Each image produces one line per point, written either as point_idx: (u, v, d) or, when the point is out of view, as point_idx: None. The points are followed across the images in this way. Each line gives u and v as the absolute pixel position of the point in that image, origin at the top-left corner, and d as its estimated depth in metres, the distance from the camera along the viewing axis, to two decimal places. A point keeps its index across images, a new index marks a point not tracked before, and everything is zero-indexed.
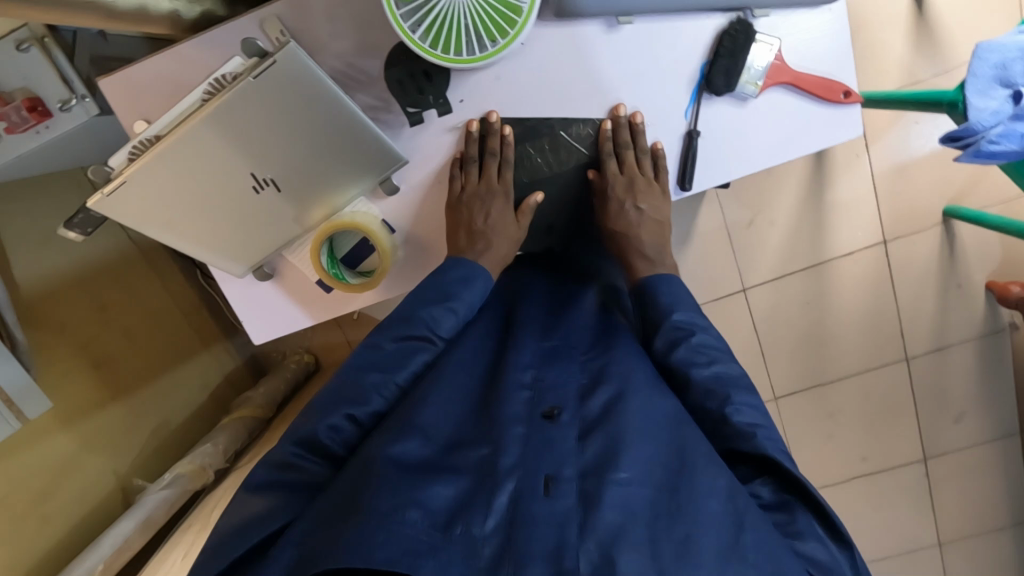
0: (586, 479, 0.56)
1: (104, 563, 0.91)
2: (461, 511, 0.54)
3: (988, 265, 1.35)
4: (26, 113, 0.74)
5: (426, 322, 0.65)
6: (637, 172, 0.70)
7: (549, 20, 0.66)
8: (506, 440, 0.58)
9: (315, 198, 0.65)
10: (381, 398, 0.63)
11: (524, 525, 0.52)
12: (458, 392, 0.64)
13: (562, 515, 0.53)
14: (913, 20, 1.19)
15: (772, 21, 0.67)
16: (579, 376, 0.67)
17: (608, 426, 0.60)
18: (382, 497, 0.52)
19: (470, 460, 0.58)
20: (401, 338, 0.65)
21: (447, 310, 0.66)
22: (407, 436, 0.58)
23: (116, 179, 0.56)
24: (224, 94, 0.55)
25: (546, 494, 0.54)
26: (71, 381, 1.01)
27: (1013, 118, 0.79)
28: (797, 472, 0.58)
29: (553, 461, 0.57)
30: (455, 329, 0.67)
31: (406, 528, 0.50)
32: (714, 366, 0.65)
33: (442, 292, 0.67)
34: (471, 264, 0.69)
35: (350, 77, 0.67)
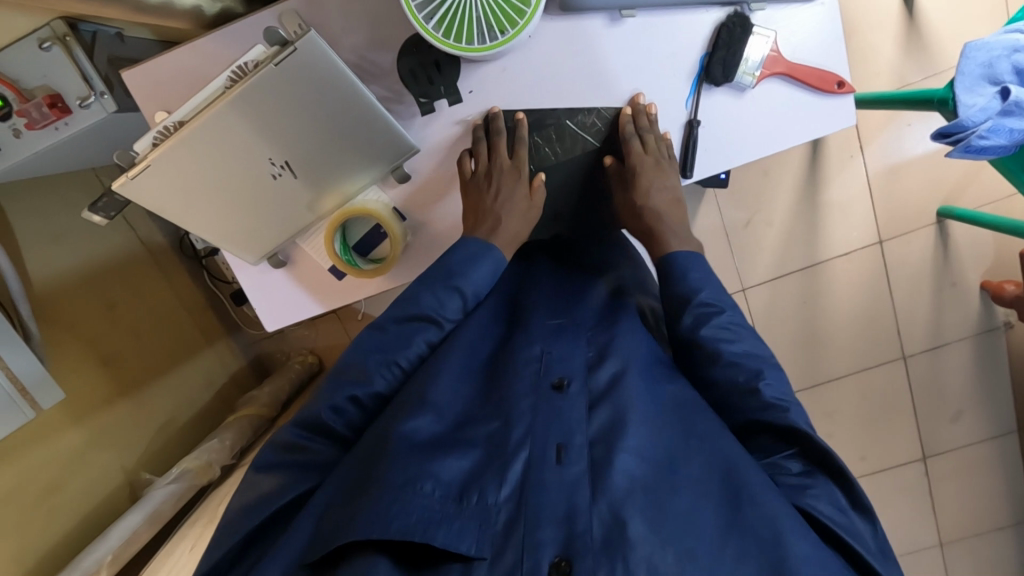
0: (596, 446, 0.59)
1: (112, 555, 0.91)
2: (474, 482, 0.57)
3: (981, 264, 1.38)
4: (47, 110, 0.76)
5: (431, 304, 0.66)
6: (655, 153, 0.71)
7: (556, 15, 0.69)
8: (516, 413, 0.61)
9: (329, 184, 0.67)
10: (383, 377, 0.64)
11: (536, 492, 0.55)
12: (465, 366, 0.67)
13: (572, 483, 0.56)
14: (904, 25, 1.23)
15: (767, 16, 0.70)
16: (585, 348, 0.68)
17: (615, 398, 0.62)
18: (397, 468, 0.55)
19: (481, 434, 0.61)
20: (407, 318, 0.66)
21: (452, 290, 0.67)
22: (420, 412, 0.60)
23: (141, 163, 0.58)
24: (251, 78, 0.57)
25: (557, 462, 0.57)
26: (82, 377, 1.02)
27: (1001, 113, 0.82)
28: (824, 444, 0.59)
29: (563, 430, 0.59)
30: (461, 310, 0.68)
31: (420, 497, 0.54)
32: (740, 345, 0.65)
33: (446, 272, 0.67)
34: (482, 244, 0.69)
35: (363, 69, 0.69)
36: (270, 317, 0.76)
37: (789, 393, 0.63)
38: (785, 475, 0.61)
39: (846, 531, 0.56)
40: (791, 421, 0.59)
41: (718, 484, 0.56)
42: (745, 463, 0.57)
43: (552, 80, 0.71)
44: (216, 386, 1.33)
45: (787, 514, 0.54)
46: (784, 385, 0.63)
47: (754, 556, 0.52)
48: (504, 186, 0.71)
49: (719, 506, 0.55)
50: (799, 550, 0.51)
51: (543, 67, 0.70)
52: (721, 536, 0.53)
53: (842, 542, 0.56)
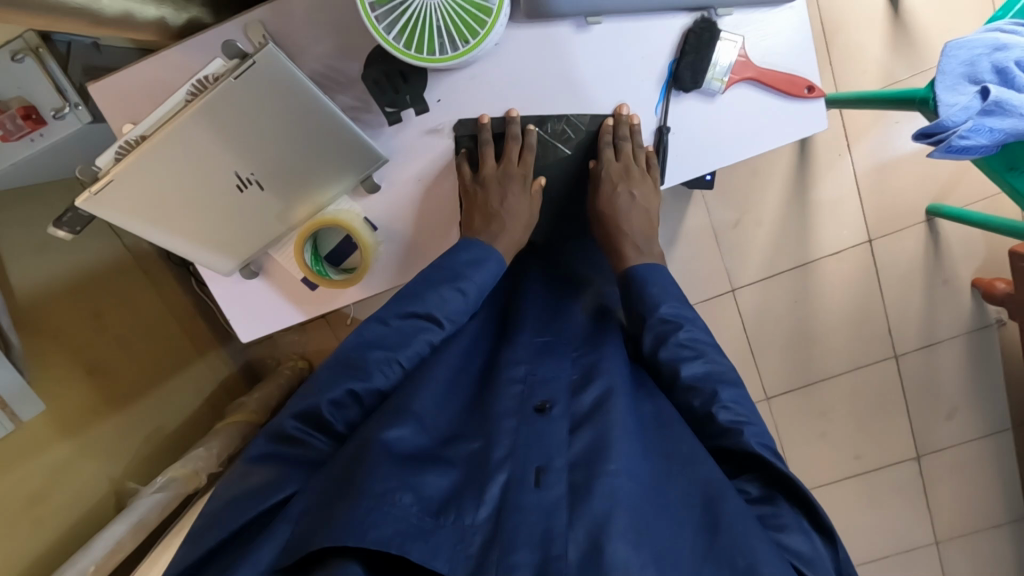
0: (575, 470, 0.58)
1: (95, 565, 0.91)
2: (453, 501, 0.56)
3: (972, 261, 1.37)
4: (21, 122, 0.75)
5: (432, 303, 0.66)
6: (632, 162, 0.71)
7: (522, 22, 0.69)
8: (498, 433, 0.60)
9: (299, 197, 0.67)
10: (384, 376, 0.63)
11: (513, 514, 0.54)
12: (444, 384, 0.66)
13: (550, 505, 0.55)
14: (889, 22, 1.22)
15: (735, 20, 0.70)
16: (570, 370, 0.68)
17: (599, 421, 0.61)
18: (380, 475, 0.53)
19: (461, 453, 0.61)
20: (408, 316, 0.65)
21: (456, 291, 0.67)
22: (402, 422, 0.59)
23: (104, 178, 0.58)
24: (208, 94, 0.57)
25: (536, 485, 0.56)
26: (67, 387, 1.02)
27: (982, 113, 0.81)
28: (783, 469, 0.59)
29: (543, 453, 0.58)
30: (462, 311, 0.68)
31: (398, 509, 0.52)
32: (698, 363, 0.66)
33: (451, 272, 0.67)
34: (484, 247, 0.70)
35: (330, 78, 0.69)
36: (245, 327, 0.76)
37: (751, 411, 0.64)
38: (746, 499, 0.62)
39: (809, 561, 0.56)
40: (745, 441, 0.60)
41: (698, 511, 0.56)
42: (724, 493, 0.57)
43: (521, 88, 0.70)
44: (205, 396, 1.33)
45: (763, 543, 0.53)
46: (744, 406, 0.64)
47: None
48: (511, 191, 0.72)
49: (695, 536, 0.55)
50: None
51: (512, 74, 0.70)
52: (697, 565, 0.53)
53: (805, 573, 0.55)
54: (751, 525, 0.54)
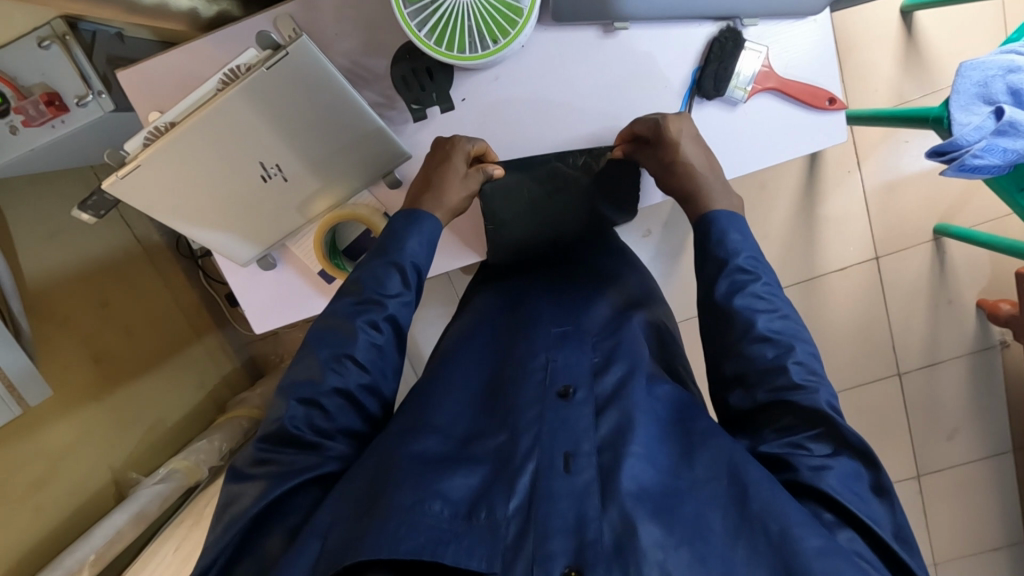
0: (603, 453, 0.57)
1: (95, 554, 0.90)
2: (483, 499, 0.55)
3: (977, 282, 1.38)
4: (43, 108, 0.76)
5: (373, 285, 0.62)
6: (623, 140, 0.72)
7: (549, 25, 0.69)
8: (521, 425, 0.60)
9: (321, 189, 0.68)
10: (358, 370, 0.60)
11: (545, 503, 0.54)
12: (463, 391, 0.68)
13: (581, 491, 0.54)
14: (902, 43, 1.24)
15: (759, 31, 0.71)
16: (591, 354, 0.67)
17: (621, 404, 0.60)
18: (404, 491, 0.53)
19: (488, 448, 0.60)
20: (356, 301, 0.62)
21: (392, 266, 0.64)
22: (425, 435, 0.60)
23: (131, 163, 0.58)
24: (237, 84, 0.57)
25: (566, 471, 0.56)
26: (72, 373, 1.02)
27: (995, 132, 0.82)
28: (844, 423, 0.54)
29: (569, 438, 0.58)
30: (405, 285, 0.64)
31: (427, 519, 0.52)
32: (775, 318, 0.60)
33: (385, 250, 0.65)
34: (410, 215, 0.66)
35: (357, 74, 0.70)
36: (259, 318, 0.76)
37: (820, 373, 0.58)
38: (807, 456, 0.55)
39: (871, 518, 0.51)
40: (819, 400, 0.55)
41: (726, 480, 0.53)
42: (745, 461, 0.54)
43: (541, 92, 0.71)
44: (208, 389, 1.33)
45: (794, 506, 0.50)
46: (815, 364, 0.58)
47: (765, 556, 0.49)
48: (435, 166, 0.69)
49: (726, 506, 0.52)
50: (808, 542, 0.48)
51: (536, 79, 0.71)
52: (730, 534, 0.51)
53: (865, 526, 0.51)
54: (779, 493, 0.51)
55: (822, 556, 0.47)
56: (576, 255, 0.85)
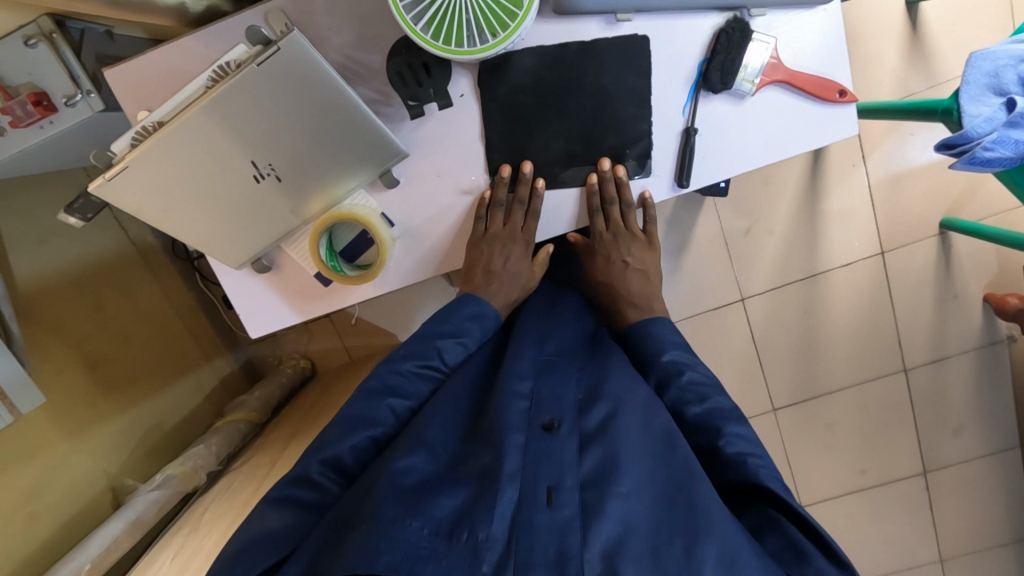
0: (586, 488, 0.58)
1: (92, 563, 0.87)
2: (465, 520, 0.56)
3: (984, 276, 1.36)
4: (31, 108, 0.74)
5: (438, 353, 0.72)
6: (622, 229, 0.78)
7: (550, 17, 0.68)
8: (506, 448, 0.59)
9: (314, 191, 0.66)
10: (393, 421, 0.68)
11: (525, 535, 0.54)
12: (455, 412, 0.67)
13: (563, 525, 0.55)
14: (907, 34, 1.22)
15: (767, 21, 0.68)
16: (575, 388, 0.69)
17: (606, 440, 0.61)
18: (388, 506, 0.54)
19: (473, 470, 0.60)
20: (416, 369, 0.70)
21: (456, 343, 0.73)
22: (414, 452, 0.60)
23: (118, 165, 0.56)
24: (227, 82, 0.55)
25: (548, 504, 0.56)
26: (67, 379, 1.00)
27: (1007, 124, 0.80)
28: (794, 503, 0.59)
29: (552, 470, 0.59)
30: (460, 360, 0.74)
31: (409, 535, 0.53)
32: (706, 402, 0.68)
33: (452, 327, 0.74)
34: (484, 303, 0.77)
35: (351, 70, 0.68)
36: (255, 322, 0.74)
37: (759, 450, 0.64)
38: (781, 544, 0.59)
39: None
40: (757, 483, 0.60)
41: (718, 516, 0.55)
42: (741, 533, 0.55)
43: (545, 103, 0.69)
44: (205, 392, 1.31)
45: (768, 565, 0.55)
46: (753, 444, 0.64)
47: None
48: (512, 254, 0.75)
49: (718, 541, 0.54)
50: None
51: (537, 82, 0.68)
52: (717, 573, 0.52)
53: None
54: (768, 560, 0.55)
55: None
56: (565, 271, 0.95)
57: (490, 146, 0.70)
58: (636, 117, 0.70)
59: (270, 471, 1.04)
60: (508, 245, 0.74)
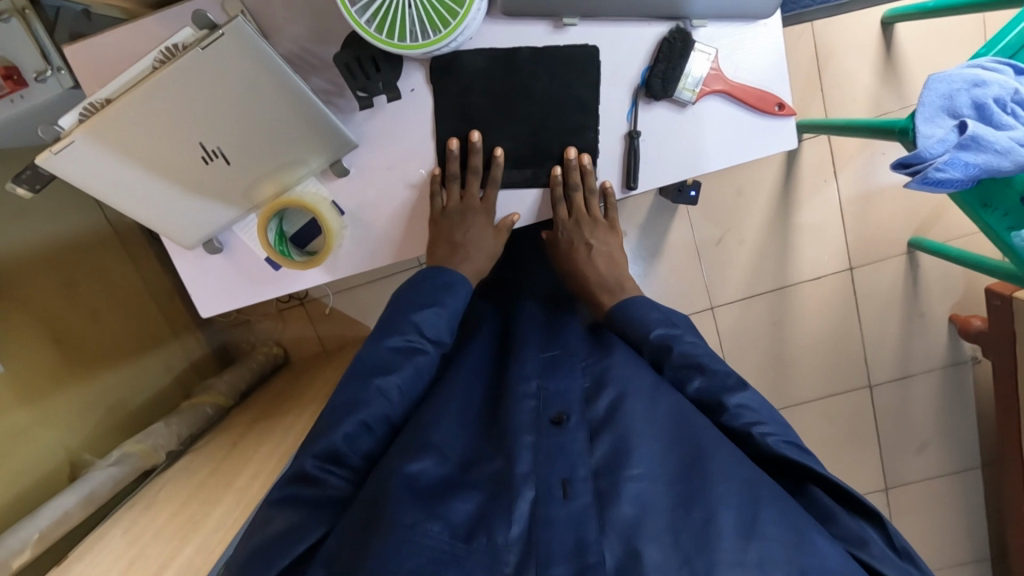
0: (599, 478, 0.56)
1: (40, 533, 0.87)
2: (483, 522, 0.54)
3: (950, 297, 1.38)
4: (0, 81, 0.73)
5: (414, 325, 0.68)
6: (585, 214, 0.76)
7: (498, 18, 0.69)
8: (518, 449, 0.58)
9: (263, 176, 0.67)
10: (385, 402, 0.63)
11: (544, 529, 0.52)
12: (464, 413, 0.65)
13: (578, 516, 0.53)
14: (880, 54, 1.24)
15: (709, 33, 0.70)
16: (581, 379, 0.67)
17: (617, 426, 0.59)
18: (407, 508, 0.52)
19: (485, 474, 0.58)
20: (397, 350, 0.66)
21: (431, 311, 0.69)
22: (423, 454, 0.58)
23: (64, 138, 0.57)
24: (173, 63, 0.55)
25: (563, 497, 0.55)
26: (32, 352, 1.01)
27: (958, 146, 0.82)
28: (821, 468, 0.57)
29: (565, 464, 0.57)
30: (442, 330, 0.70)
31: (429, 538, 0.51)
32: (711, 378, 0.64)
33: (426, 297, 0.70)
34: (452, 273, 0.73)
35: (304, 59, 0.69)
36: (205, 301, 0.76)
37: (771, 414, 0.62)
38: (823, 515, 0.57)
39: (859, 544, 0.55)
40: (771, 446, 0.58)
41: (738, 485, 0.54)
42: (766, 497, 0.53)
43: (494, 102, 0.71)
44: (174, 372, 1.32)
45: (807, 523, 0.52)
46: (760, 406, 0.62)
47: (777, 562, 0.49)
48: (473, 223, 0.74)
49: (740, 508, 0.52)
50: (819, 560, 0.50)
51: (485, 80, 0.70)
52: (741, 540, 0.50)
53: (858, 558, 0.54)
54: (795, 513, 0.53)
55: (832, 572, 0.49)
56: (534, 269, 0.95)
57: (438, 140, 0.72)
58: (581, 121, 0.71)
59: (228, 453, 1.06)
60: (468, 215, 0.74)
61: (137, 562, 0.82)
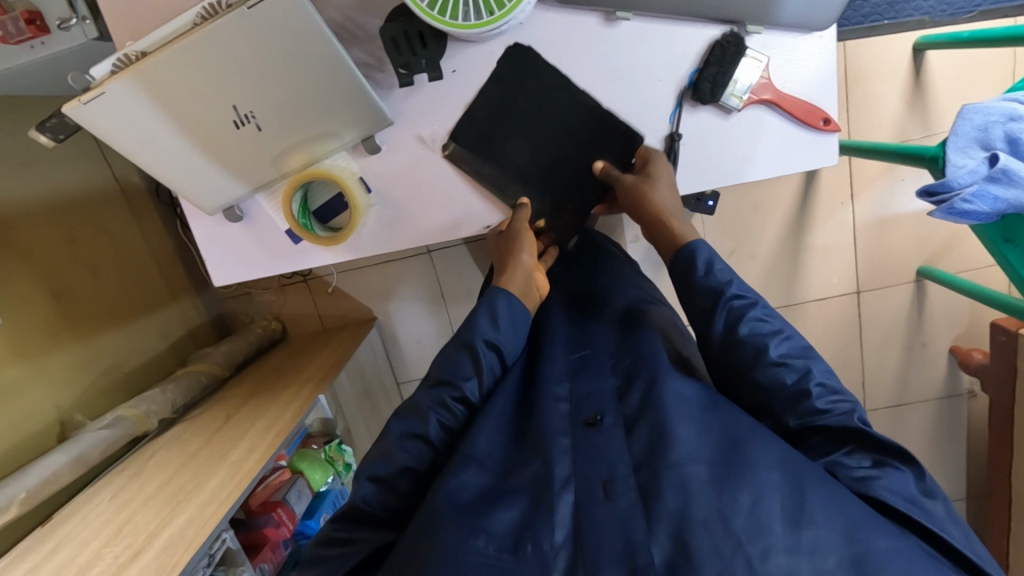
0: (640, 470, 0.55)
1: (27, 492, 0.85)
2: (528, 530, 0.53)
3: (954, 330, 1.38)
4: (23, 26, 0.72)
5: (445, 368, 0.66)
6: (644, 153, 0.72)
7: (550, 5, 0.68)
8: (555, 452, 0.57)
9: (294, 146, 0.66)
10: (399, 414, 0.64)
11: (591, 530, 0.51)
12: (499, 418, 0.64)
13: (625, 515, 0.52)
14: (909, 80, 1.23)
15: (763, 39, 0.69)
16: (612, 378, 0.66)
17: (650, 415, 0.58)
18: (448, 521, 0.52)
19: (524, 479, 0.57)
20: (429, 386, 0.66)
21: (465, 348, 0.66)
22: (465, 468, 0.57)
23: (96, 89, 0.55)
24: (216, 20, 0.54)
25: (605, 496, 0.53)
26: (30, 305, 0.98)
27: (987, 179, 0.81)
28: (883, 436, 0.58)
29: (605, 463, 0.56)
30: (476, 367, 0.66)
31: (473, 553, 0.50)
32: (781, 341, 0.63)
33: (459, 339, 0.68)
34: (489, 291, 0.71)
35: (347, 30, 0.67)
36: (220, 271, 0.75)
37: (836, 383, 0.62)
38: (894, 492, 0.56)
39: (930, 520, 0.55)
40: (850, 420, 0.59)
41: (781, 461, 0.54)
42: (810, 472, 0.54)
43: (537, 112, 0.71)
44: (172, 339, 1.29)
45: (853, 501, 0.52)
46: (833, 381, 0.62)
47: (833, 540, 0.49)
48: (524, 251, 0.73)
49: (786, 485, 0.52)
50: (877, 542, 0.49)
51: (542, 93, 0.70)
52: (792, 523, 0.49)
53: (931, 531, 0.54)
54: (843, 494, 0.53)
55: (892, 553, 0.49)
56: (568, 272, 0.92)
57: (468, 121, 0.70)
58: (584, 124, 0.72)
59: (222, 425, 1.04)
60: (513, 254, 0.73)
61: (126, 528, 0.81)
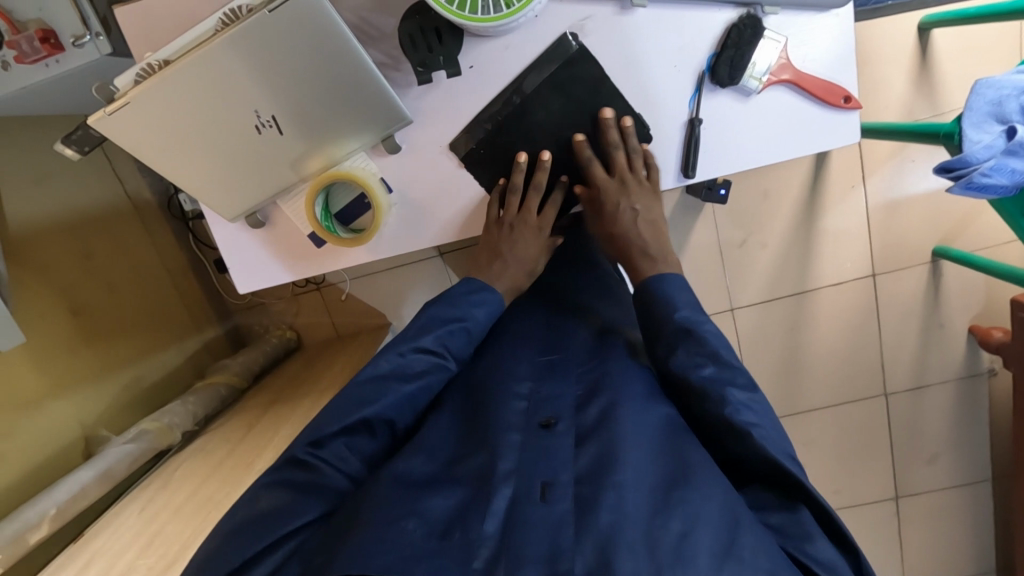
0: (581, 484, 0.54)
1: (58, 508, 0.85)
2: (460, 519, 0.54)
3: (971, 309, 1.37)
4: (38, 44, 0.72)
5: (440, 338, 0.69)
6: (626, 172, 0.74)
7: None
8: (503, 447, 0.58)
9: (314, 149, 0.66)
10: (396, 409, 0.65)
11: (520, 530, 0.51)
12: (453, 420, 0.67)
13: (556, 521, 0.51)
14: (916, 60, 1.23)
15: (780, 20, 0.69)
16: (575, 387, 0.67)
17: (603, 435, 0.57)
18: (382, 506, 0.54)
19: (470, 471, 0.59)
20: (418, 348, 0.68)
21: (459, 327, 0.71)
22: (412, 454, 0.60)
23: (121, 99, 0.57)
24: (237, 26, 0.55)
25: (543, 499, 0.53)
26: (49, 324, 0.99)
27: (1005, 152, 0.81)
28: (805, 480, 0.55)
29: (548, 468, 0.56)
30: (465, 347, 0.72)
31: (404, 534, 0.51)
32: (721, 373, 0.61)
33: (455, 311, 0.72)
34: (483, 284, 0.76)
35: (363, 31, 0.68)
36: (245, 279, 0.75)
37: (772, 422, 0.59)
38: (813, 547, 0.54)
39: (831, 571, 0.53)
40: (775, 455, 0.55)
41: (720, 504, 0.52)
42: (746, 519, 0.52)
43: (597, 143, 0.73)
44: (188, 353, 1.29)
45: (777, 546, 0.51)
46: (762, 413, 0.59)
47: None
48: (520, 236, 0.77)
49: (719, 529, 0.50)
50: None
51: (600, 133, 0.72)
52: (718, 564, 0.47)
53: None
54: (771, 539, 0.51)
55: None
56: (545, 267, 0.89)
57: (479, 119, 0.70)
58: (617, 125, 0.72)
59: (244, 436, 1.04)
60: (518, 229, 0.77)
61: (155, 540, 0.81)
